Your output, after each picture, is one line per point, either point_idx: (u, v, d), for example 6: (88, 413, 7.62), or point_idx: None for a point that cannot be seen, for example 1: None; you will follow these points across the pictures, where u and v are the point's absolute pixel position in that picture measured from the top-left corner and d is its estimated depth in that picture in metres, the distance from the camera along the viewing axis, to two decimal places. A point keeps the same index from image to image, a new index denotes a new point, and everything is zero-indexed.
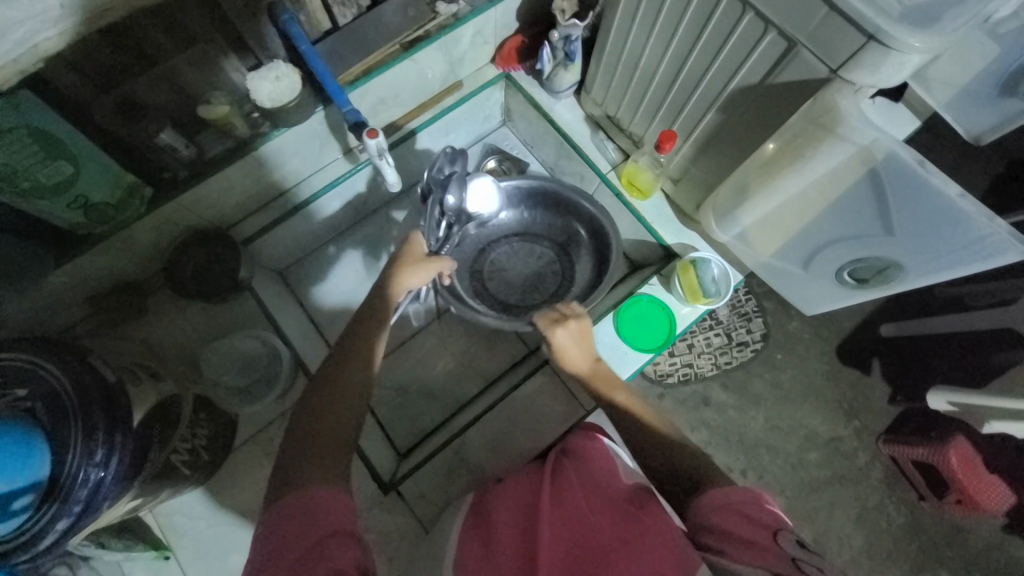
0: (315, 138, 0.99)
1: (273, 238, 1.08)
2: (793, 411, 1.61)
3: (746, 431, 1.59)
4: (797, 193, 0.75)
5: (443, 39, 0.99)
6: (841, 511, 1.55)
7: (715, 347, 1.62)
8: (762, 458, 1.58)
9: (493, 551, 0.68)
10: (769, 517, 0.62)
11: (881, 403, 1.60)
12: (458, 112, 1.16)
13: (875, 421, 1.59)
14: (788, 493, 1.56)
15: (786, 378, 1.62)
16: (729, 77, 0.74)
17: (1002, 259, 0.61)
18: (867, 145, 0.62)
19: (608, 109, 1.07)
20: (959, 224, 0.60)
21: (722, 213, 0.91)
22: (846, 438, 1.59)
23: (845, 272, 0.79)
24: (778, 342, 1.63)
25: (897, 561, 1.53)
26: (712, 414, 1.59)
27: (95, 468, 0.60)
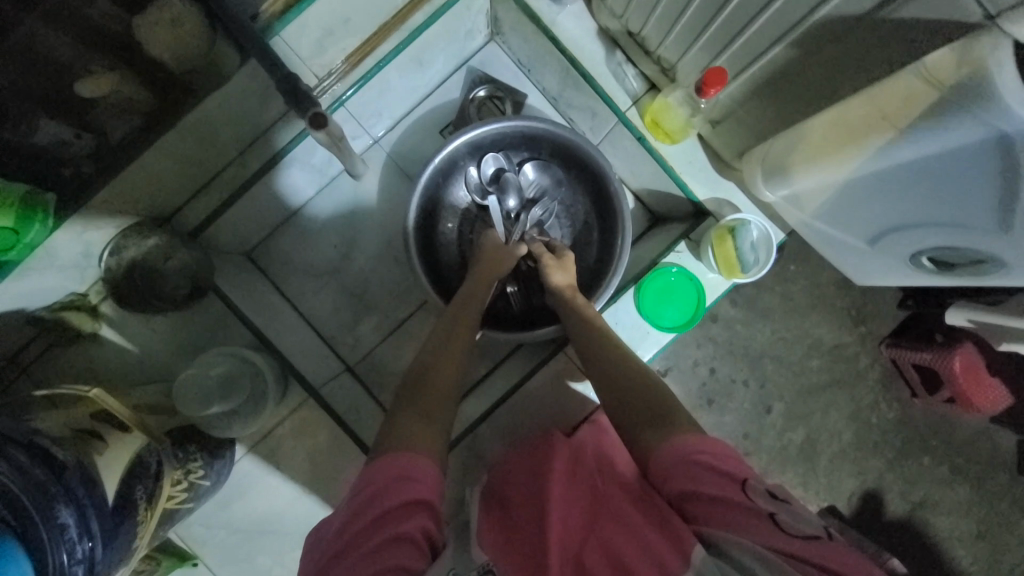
0: (254, 96, 0.76)
1: (228, 223, 0.89)
2: (802, 322, 1.56)
3: (752, 344, 1.55)
4: (887, 168, 0.58)
5: None
6: (835, 411, 1.57)
7: None
8: (765, 369, 1.56)
9: (511, 527, 0.69)
10: (737, 468, 0.62)
11: (889, 308, 1.56)
12: (432, 34, 0.89)
13: (880, 326, 1.57)
14: (787, 398, 1.56)
15: (798, 290, 1.55)
16: (816, 2, 0.52)
17: None
18: (1011, 129, 0.45)
19: (630, 24, 0.82)
20: None
21: (772, 170, 0.73)
22: (849, 344, 1.57)
23: (923, 256, 0.65)
24: (793, 254, 1.53)
25: (883, 452, 1.59)
26: (718, 329, 1.54)
27: (79, 545, 0.54)
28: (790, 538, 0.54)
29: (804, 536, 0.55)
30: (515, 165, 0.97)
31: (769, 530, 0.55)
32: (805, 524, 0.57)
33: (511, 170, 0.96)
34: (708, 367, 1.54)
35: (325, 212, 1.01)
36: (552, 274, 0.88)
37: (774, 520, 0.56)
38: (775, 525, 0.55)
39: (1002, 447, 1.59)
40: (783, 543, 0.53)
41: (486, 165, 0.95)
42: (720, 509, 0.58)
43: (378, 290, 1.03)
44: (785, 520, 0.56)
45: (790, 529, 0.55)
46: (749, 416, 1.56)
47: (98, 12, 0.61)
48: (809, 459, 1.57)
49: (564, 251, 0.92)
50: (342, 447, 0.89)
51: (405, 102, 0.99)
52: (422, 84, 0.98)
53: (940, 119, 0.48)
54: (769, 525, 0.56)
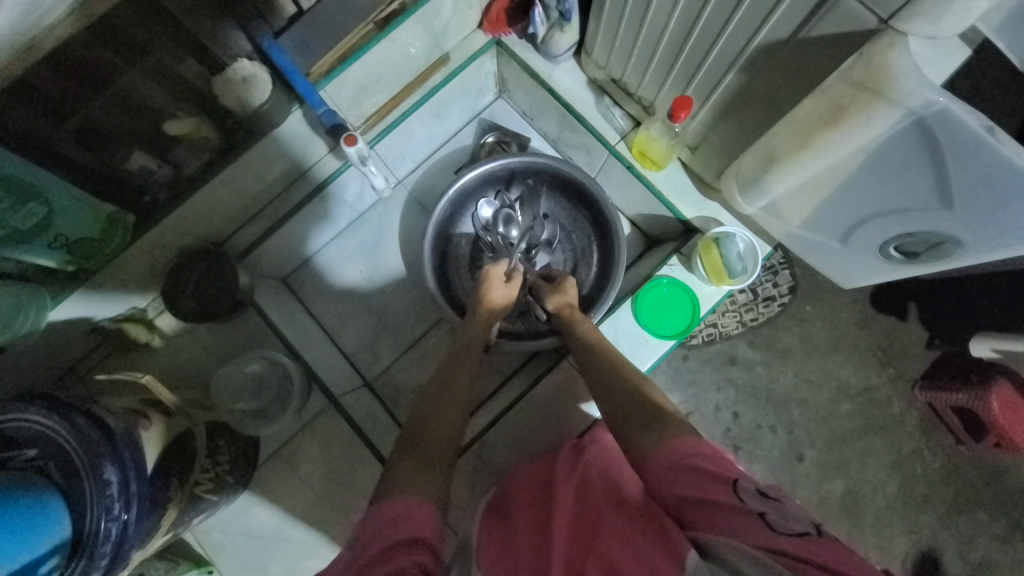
0: (300, 140, 0.92)
1: (271, 248, 1.02)
2: (826, 364, 1.50)
3: (775, 387, 1.49)
4: (833, 163, 0.66)
5: (421, 10, 0.89)
6: (873, 460, 1.47)
7: (740, 304, 1.48)
8: (792, 413, 1.49)
9: (508, 536, 0.73)
10: (727, 469, 0.58)
11: (917, 347, 1.47)
12: (448, 90, 1.06)
13: (911, 367, 1.47)
14: (819, 445, 1.48)
15: (817, 330, 1.50)
16: (753, 32, 0.64)
17: None
18: (918, 109, 0.53)
19: (613, 72, 0.96)
20: None
21: (746, 183, 0.81)
22: (881, 387, 1.48)
23: (890, 246, 0.71)
24: (807, 294, 1.50)
25: (933, 505, 1.46)
26: (737, 372, 1.50)
27: (115, 520, 0.60)
28: (781, 537, 0.50)
29: (794, 533, 0.51)
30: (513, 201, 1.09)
31: (759, 530, 0.51)
32: (794, 521, 0.53)
33: (513, 208, 1.08)
34: (730, 412, 1.49)
35: (354, 242, 1.14)
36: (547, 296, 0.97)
37: (764, 520, 0.52)
38: (764, 523, 0.52)
39: None
40: (772, 542, 0.50)
41: (487, 206, 1.08)
42: (710, 511, 0.55)
43: (398, 314, 1.12)
44: (775, 519, 0.52)
45: (779, 527, 0.52)
46: (780, 464, 1.47)
47: (189, 71, 0.76)
48: (851, 513, 1.46)
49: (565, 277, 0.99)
50: (359, 459, 0.93)
51: (425, 148, 1.15)
52: (440, 133, 1.14)
53: (862, 110, 0.58)
54: (757, 524, 0.52)
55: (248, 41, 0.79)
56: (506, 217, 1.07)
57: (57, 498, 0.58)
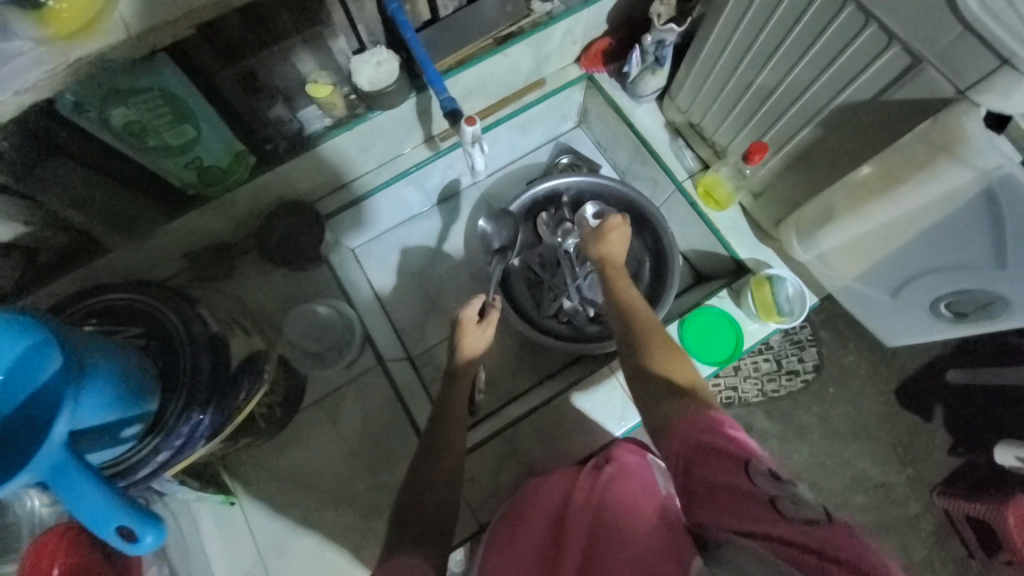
0: (402, 123, 1.02)
1: (354, 215, 1.12)
2: (844, 448, 1.47)
3: (789, 463, 1.47)
4: (894, 219, 0.73)
5: (535, 35, 1.02)
6: None
7: (763, 372, 1.46)
8: (804, 493, 1.46)
9: (519, 534, 0.75)
10: (738, 449, 0.57)
11: (939, 453, 1.46)
12: (538, 109, 1.17)
13: (931, 470, 1.45)
14: None
15: (837, 415, 1.48)
16: (841, 87, 0.73)
17: None
18: (986, 168, 0.62)
19: (691, 117, 1.07)
20: None
21: (803, 235, 0.88)
22: (898, 485, 1.45)
23: (941, 304, 0.78)
24: (831, 376, 1.50)
25: None
26: (753, 441, 1.47)
27: (196, 410, 0.66)
28: (791, 524, 0.48)
29: (804, 519, 0.49)
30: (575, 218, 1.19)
31: (768, 517, 0.50)
32: (806, 508, 0.50)
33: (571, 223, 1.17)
34: None
35: (420, 229, 1.23)
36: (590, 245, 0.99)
37: (774, 505, 0.51)
38: (773, 509, 0.50)
39: None
40: (778, 528, 0.48)
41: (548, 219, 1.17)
42: (720, 495, 0.55)
43: (449, 300, 1.19)
44: (785, 504, 0.50)
45: (789, 513, 0.50)
46: None
47: (338, 44, 0.88)
48: None
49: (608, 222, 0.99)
50: (390, 426, 0.97)
51: (502, 159, 1.25)
52: (519, 146, 1.25)
53: (930, 168, 0.65)
54: (767, 509, 0.50)
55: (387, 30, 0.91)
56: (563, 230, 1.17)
57: (149, 371, 0.65)
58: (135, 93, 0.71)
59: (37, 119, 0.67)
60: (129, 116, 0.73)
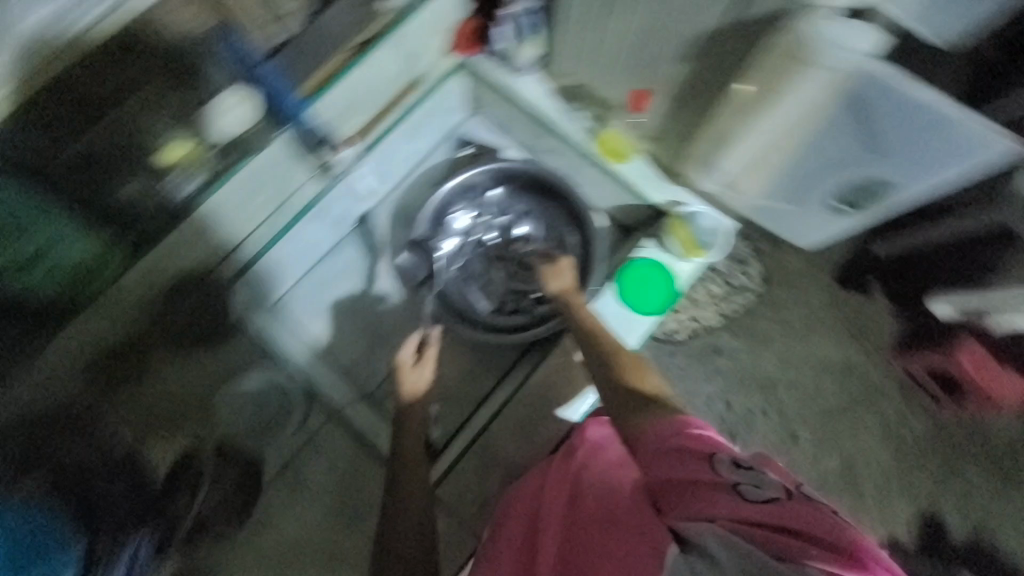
0: (280, 163, 0.95)
1: (263, 271, 1.03)
2: (805, 345, 1.55)
3: (759, 372, 1.55)
4: (774, 127, 0.78)
5: (395, 35, 0.96)
6: (863, 431, 1.52)
7: (717, 295, 1.53)
8: (781, 395, 1.54)
9: (499, 538, 0.79)
10: (703, 444, 0.60)
11: (889, 320, 1.54)
12: (422, 110, 1.13)
13: (883, 339, 1.54)
14: (811, 423, 1.53)
15: (792, 314, 1.56)
16: (702, 18, 0.73)
17: (976, 154, 0.68)
18: (834, 61, 0.67)
19: (575, 78, 1.05)
20: (936, 124, 0.67)
21: (702, 166, 0.90)
22: (859, 361, 1.54)
23: (835, 199, 0.83)
24: (780, 281, 1.56)
25: (925, 468, 1.50)
26: (724, 362, 1.54)
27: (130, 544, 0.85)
28: (754, 508, 0.53)
29: (766, 501, 0.53)
30: (488, 206, 1.17)
31: (733, 504, 0.54)
32: (765, 488, 0.55)
33: (489, 214, 1.17)
34: (724, 400, 1.54)
35: (342, 261, 1.19)
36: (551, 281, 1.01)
37: (737, 491, 0.55)
38: (737, 495, 0.54)
39: None
40: (745, 512, 0.53)
41: (464, 216, 1.16)
42: (688, 489, 0.57)
43: (391, 317, 1.19)
44: (748, 489, 0.54)
45: (751, 496, 0.54)
46: (776, 446, 1.52)
47: (177, 99, 0.83)
48: (852, 484, 1.50)
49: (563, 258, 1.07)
50: None
51: (405, 168, 1.21)
52: (417, 150, 1.21)
53: (789, 72, 0.70)
54: (731, 497, 0.54)
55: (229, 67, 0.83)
56: (478, 221, 1.16)
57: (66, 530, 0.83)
58: None
59: None
60: None
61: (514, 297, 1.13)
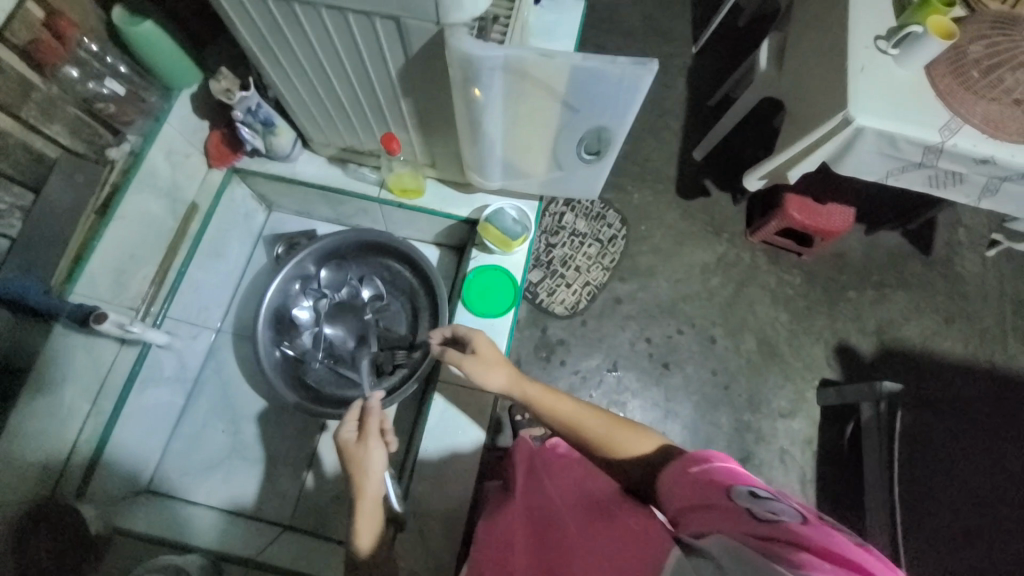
0: (69, 354, 0.87)
1: (113, 459, 0.97)
2: (680, 260, 1.68)
3: (658, 301, 1.63)
4: (496, 116, 0.85)
5: (136, 180, 0.95)
6: (760, 305, 1.65)
7: (594, 255, 1.66)
8: (685, 311, 1.63)
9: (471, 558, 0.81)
10: (724, 478, 0.66)
11: (732, 208, 1.73)
12: (212, 231, 1.11)
13: (737, 225, 1.72)
14: (718, 321, 1.63)
15: (658, 239, 1.69)
16: (386, 64, 0.80)
17: (645, 90, 0.74)
18: (491, 60, 0.71)
19: (336, 143, 1.09)
20: (600, 76, 0.73)
21: (473, 164, 0.99)
22: (729, 251, 1.69)
23: (581, 151, 0.91)
24: (637, 216, 1.71)
25: (819, 310, 1.65)
26: (629, 306, 1.62)
27: None
28: (763, 522, 0.56)
29: (774, 520, 0.56)
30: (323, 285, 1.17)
31: (742, 521, 0.57)
32: (781, 513, 0.58)
33: (326, 295, 1.16)
34: (644, 338, 1.60)
35: (204, 408, 1.13)
36: (491, 379, 0.92)
37: (751, 513, 0.58)
38: (749, 516, 0.57)
39: (894, 247, 1.71)
40: (751, 527, 0.56)
41: (303, 308, 1.15)
42: (707, 514, 0.62)
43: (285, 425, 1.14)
44: (760, 511, 0.58)
45: (761, 517, 0.57)
46: (703, 355, 1.60)
47: None
48: (775, 355, 1.61)
49: (474, 338, 0.93)
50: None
51: (224, 288, 1.18)
52: (229, 267, 1.18)
53: (468, 76, 0.75)
54: (745, 516, 0.58)
55: None
56: (319, 306, 1.15)
57: None
58: None
59: None
60: None
61: (387, 355, 1.13)
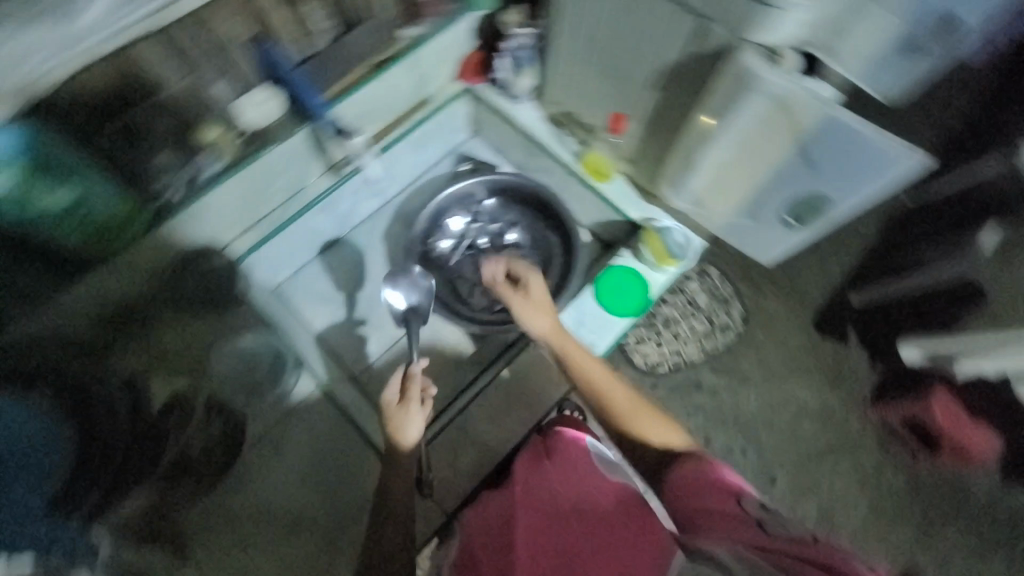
0: (298, 156, 1.06)
1: (271, 250, 1.13)
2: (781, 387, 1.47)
3: (738, 412, 1.45)
4: (731, 147, 0.91)
5: (411, 57, 1.10)
6: (840, 480, 1.41)
7: (699, 332, 1.46)
8: (760, 434, 1.44)
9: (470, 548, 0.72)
10: (731, 486, 0.64)
11: (864, 369, 1.45)
12: (431, 125, 1.26)
13: (859, 387, 1.45)
14: (789, 467, 1.43)
15: (771, 353, 1.47)
16: (661, 54, 0.88)
17: (897, 175, 0.80)
18: (776, 92, 0.78)
19: (567, 106, 1.18)
20: (866, 149, 0.78)
21: (673, 180, 1.04)
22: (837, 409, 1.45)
23: (786, 211, 0.97)
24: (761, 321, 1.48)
25: (906, 529, 1.38)
26: (703, 398, 1.45)
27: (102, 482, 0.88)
28: (775, 541, 0.52)
29: (793, 538, 0.53)
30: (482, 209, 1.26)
31: (758, 536, 0.54)
32: (793, 530, 0.55)
33: (479, 221, 1.25)
34: (704, 438, 1.43)
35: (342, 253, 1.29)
36: (535, 323, 0.94)
37: (760, 526, 0.56)
38: (759, 529, 0.55)
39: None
40: (768, 543, 0.52)
41: (456, 221, 1.25)
42: (721, 523, 0.58)
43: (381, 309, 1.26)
44: (772, 527, 0.55)
45: (769, 531, 0.55)
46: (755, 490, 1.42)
47: (215, 89, 0.91)
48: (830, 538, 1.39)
49: (533, 276, 0.98)
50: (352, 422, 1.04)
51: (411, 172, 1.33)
52: (423, 161, 1.34)
53: (741, 100, 0.82)
54: (754, 529, 0.55)
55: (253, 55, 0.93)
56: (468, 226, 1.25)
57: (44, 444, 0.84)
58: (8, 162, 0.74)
59: None
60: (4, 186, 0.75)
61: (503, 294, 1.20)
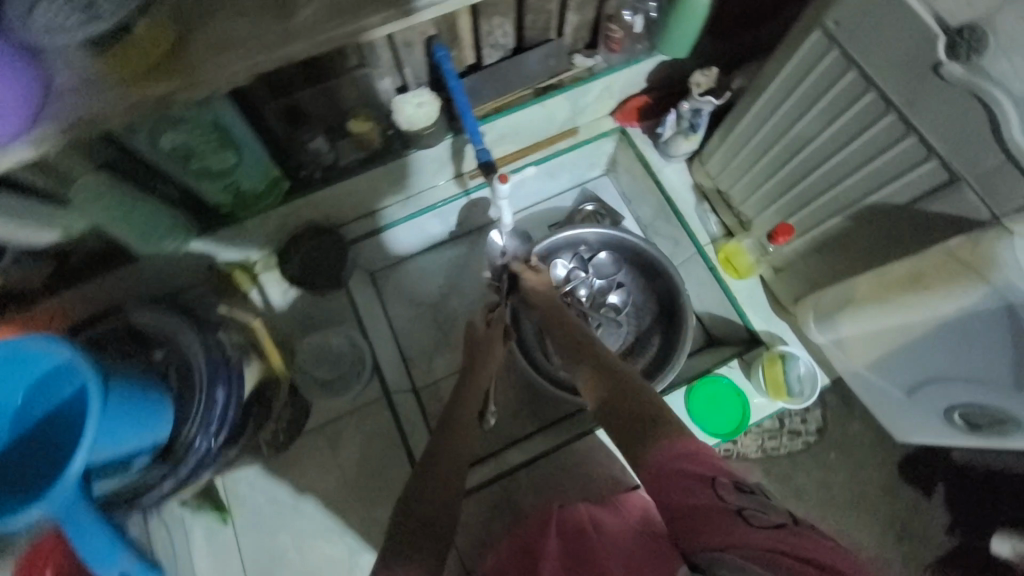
0: (432, 161, 1.02)
1: (378, 242, 1.12)
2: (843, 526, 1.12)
3: None
4: (915, 322, 0.75)
5: (575, 90, 1.03)
6: None
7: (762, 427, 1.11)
8: None
9: None
10: (702, 464, 0.52)
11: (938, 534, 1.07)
12: (568, 157, 1.18)
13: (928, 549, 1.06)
14: None
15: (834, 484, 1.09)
16: (872, 189, 0.75)
17: None
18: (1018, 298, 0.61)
19: (720, 184, 1.06)
20: None
21: (821, 315, 0.91)
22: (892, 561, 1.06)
23: (955, 412, 0.80)
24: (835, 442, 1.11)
25: None
26: None
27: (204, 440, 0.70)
28: (759, 534, 0.45)
29: (772, 525, 0.46)
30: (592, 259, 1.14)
31: (740, 531, 0.46)
32: (771, 512, 0.48)
33: (586, 271, 1.12)
34: None
35: (438, 260, 1.22)
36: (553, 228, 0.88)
37: (744, 516, 0.47)
38: (743, 520, 0.47)
39: None
40: (753, 540, 0.45)
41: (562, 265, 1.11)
42: (699, 525, 0.48)
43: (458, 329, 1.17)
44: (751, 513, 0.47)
45: (756, 522, 0.47)
46: None
47: (381, 86, 0.90)
48: None
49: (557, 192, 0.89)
50: (393, 447, 0.99)
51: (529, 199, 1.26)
52: (549, 190, 1.27)
53: (959, 285, 0.66)
54: (738, 525, 0.46)
55: (424, 52, 0.88)
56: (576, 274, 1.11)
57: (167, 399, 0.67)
58: (184, 120, 0.73)
59: (93, 142, 0.73)
60: (178, 140, 0.75)
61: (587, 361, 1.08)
